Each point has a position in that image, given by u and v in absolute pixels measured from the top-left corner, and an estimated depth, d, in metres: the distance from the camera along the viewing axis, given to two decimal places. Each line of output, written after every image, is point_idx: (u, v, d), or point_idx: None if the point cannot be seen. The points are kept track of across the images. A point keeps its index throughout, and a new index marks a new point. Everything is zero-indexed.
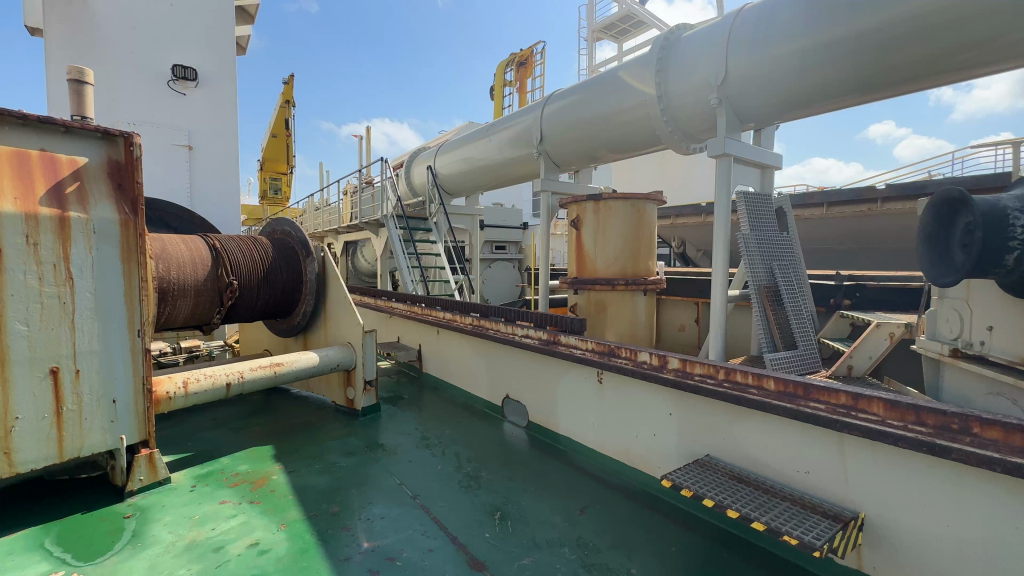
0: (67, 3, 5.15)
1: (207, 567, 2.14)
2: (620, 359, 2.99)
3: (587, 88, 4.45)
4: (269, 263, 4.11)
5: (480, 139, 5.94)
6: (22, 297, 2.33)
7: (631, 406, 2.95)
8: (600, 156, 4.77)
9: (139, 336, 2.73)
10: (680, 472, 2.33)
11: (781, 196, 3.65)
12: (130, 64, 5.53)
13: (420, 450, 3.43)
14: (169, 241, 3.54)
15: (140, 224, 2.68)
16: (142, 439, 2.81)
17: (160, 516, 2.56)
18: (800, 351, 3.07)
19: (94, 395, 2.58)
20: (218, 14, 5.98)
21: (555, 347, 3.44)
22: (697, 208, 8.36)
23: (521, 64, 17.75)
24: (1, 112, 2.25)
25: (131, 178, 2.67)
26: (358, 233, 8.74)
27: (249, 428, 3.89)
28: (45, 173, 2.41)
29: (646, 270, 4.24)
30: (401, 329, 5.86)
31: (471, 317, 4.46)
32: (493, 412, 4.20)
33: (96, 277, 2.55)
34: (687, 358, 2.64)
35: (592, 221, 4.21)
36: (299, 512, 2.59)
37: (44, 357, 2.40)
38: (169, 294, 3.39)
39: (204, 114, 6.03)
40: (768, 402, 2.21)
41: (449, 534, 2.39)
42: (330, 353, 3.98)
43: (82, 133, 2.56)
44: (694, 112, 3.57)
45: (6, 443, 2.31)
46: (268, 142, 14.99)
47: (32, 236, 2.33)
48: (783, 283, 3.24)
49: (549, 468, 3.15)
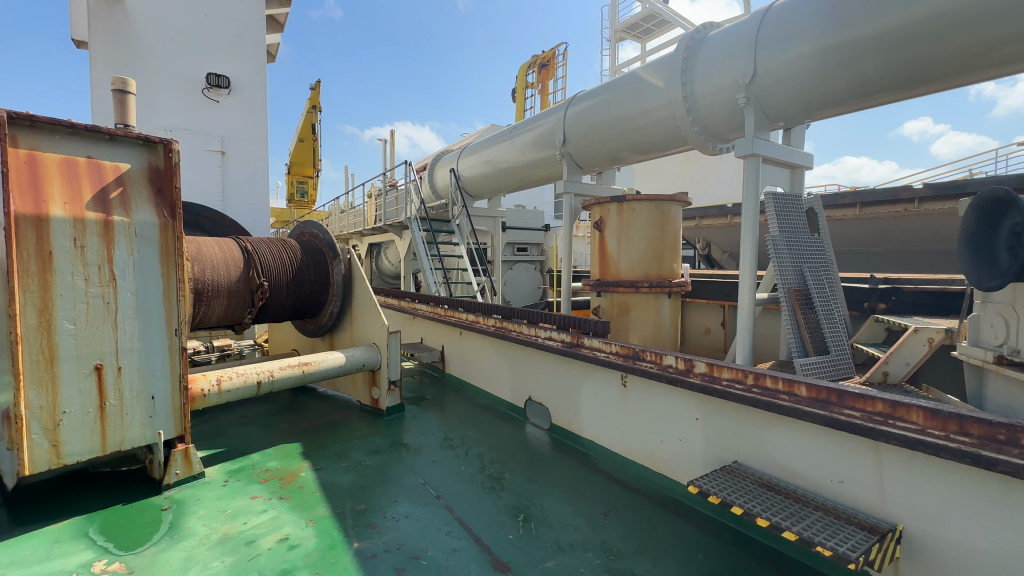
0: (110, 17, 5.40)
1: (240, 560, 2.20)
2: (645, 363, 2.95)
3: (611, 89, 4.42)
4: (297, 264, 4.22)
5: (503, 141, 5.96)
6: (69, 297, 2.44)
7: (655, 410, 2.91)
8: (624, 157, 4.73)
9: (176, 335, 2.84)
10: (707, 478, 2.29)
11: (812, 197, 3.55)
12: (167, 73, 5.77)
13: (443, 450, 3.47)
14: (204, 243, 3.66)
15: (177, 227, 2.80)
16: (178, 434, 2.92)
17: (195, 509, 2.65)
18: (831, 355, 2.98)
19: (134, 390, 2.69)
20: (250, 23, 6.17)
21: (578, 349, 3.42)
22: (722, 209, 8.21)
23: (543, 65, 17.79)
24: (52, 121, 2.38)
25: (171, 184, 2.79)
26: (382, 235, 8.89)
27: (278, 426, 3.99)
28: (91, 178, 2.53)
29: (670, 272, 4.18)
30: (425, 330, 5.93)
31: (494, 319, 4.47)
32: (515, 413, 4.21)
33: (137, 278, 2.66)
34: (715, 363, 2.59)
35: (615, 223, 4.18)
36: (327, 509, 2.65)
37: (89, 354, 2.52)
38: (203, 294, 3.51)
39: (236, 120, 6.23)
40: (800, 409, 2.16)
41: (472, 535, 2.40)
42: (356, 354, 4.06)
43: (125, 140, 2.67)
44: (721, 111, 3.51)
45: (54, 436, 2.43)
46: (296, 147, 15.50)
47: (79, 239, 2.45)
48: (814, 286, 3.15)
49: (572, 471, 3.14)
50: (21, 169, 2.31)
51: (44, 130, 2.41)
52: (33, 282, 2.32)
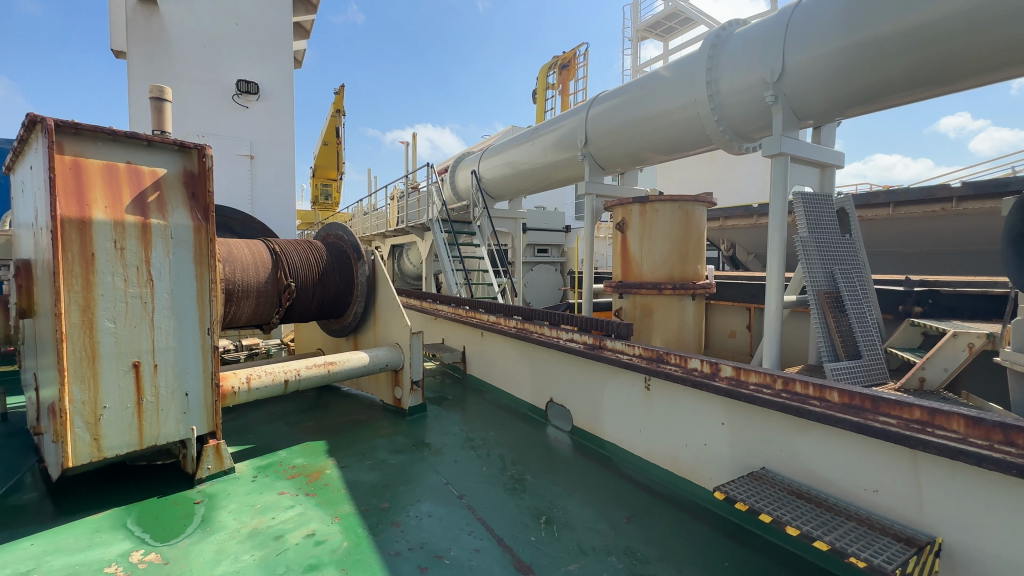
0: (147, 27, 5.62)
1: (268, 554, 2.26)
2: (669, 366, 2.92)
3: (634, 89, 4.38)
4: (323, 265, 4.30)
5: (524, 142, 5.97)
6: (110, 297, 2.55)
7: (680, 414, 2.87)
8: (647, 158, 4.68)
9: (208, 334, 2.93)
10: (734, 484, 2.25)
11: (843, 197, 3.44)
12: (200, 81, 5.97)
13: (465, 450, 3.49)
14: (234, 245, 3.77)
15: (210, 230, 2.89)
16: (210, 430, 3.01)
17: (226, 503, 2.73)
18: (864, 360, 2.89)
19: (169, 387, 2.79)
20: (278, 31, 6.35)
21: (600, 351, 3.40)
22: (748, 210, 8.04)
23: (564, 66, 17.76)
24: (94, 129, 2.49)
25: (204, 188, 2.88)
26: (404, 236, 9.00)
27: (304, 423, 4.08)
28: (130, 183, 2.63)
29: (694, 273, 4.12)
30: (446, 331, 5.98)
31: (514, 320, 4.48)
32: (536, 415, 4.21)
33: (172, 279, 2.76)
34: (741, 367, 2.53)
35: (638, 224, 4.13)
36: (351, 506, 2.69)
37: (128, 352, 2.62)
38: (234, 294, 3.62)
39: (264, 125, 6.40)
40: (831, 414, 2.10)
41: (494, 536, 2.41)
42: (380, 354, 4.12)
43: (162, 146, 2.77)
44: (747, 110, 3.44)
45: (95, 430, 2.54)
46: (320, 150, 15.86)
47: (119, 241, 2.56)
48: (845, 289, 3.06)
49: (594, 474, 3.11)
50: (67, 174, 2.43)
51: (88, 137, 2.53)
52: (77, 283, 2.43)
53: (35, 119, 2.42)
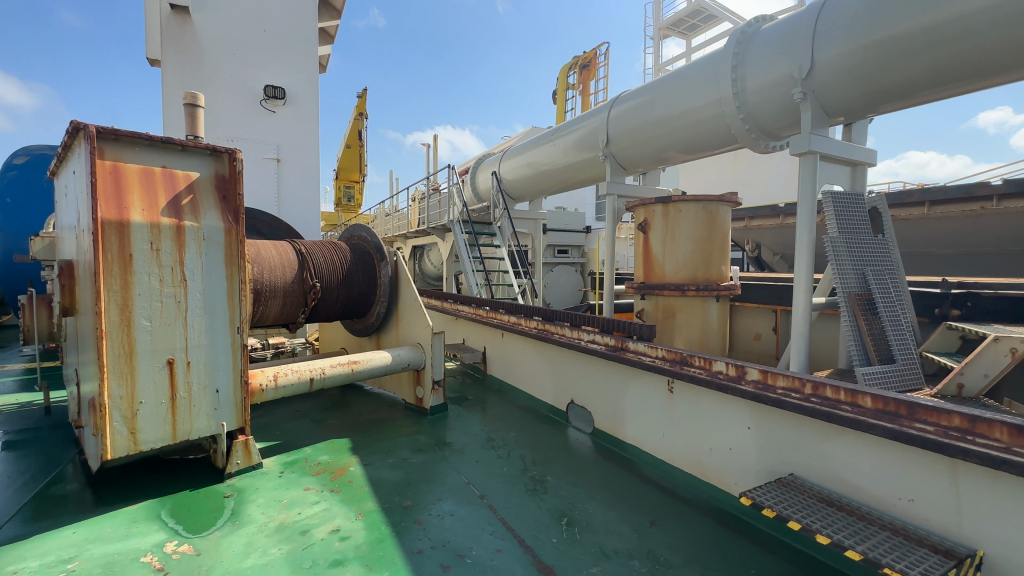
0: (180, 36, 5.82)
1: (295, 549, 2.31)
2: (693, 368, 2.87)
3: (657, 87, 4.33)
4: (347, 266, 4.37)
5: (545, 143, 5.96)
6: (146, 296, 2.65)
7: (704, 418, 2.82)
8: (670, 157, 4.62)
9: (238, 333, 3.01)
10: (761, 490, 2.20)
11: (875, 196, 3.33)
12: (230, 87, 6.14)
13: (486, 450, 3.50)
14: (262, 246, 3.87)
15: (240, 231, 2.97)
16: (239, 426, 3.10)
17: (254, 498, 2.80)
18: (898, 365, 2.79)
19: (201, 384, 2.88)
20: (304, 37, 6.50)
21: (623, 353, 3.37)
22: (774, 209, 7.84)
23: (584, 66, 17.71)
24: (132, 135, 2.59)
25: (235, 191, 2.97)
26: (425, 237, 9.09)
27: (328, 421, 4.16)
28: (166, 186, 2.73)
29: (719, 274, 4.04)
30: (467, 332, 6.01)
31: (535, 321, 4.48)
32: (556, 416, 4.20)
33: (205, 279, 2.85)
34: (769, 370, 2.48)
35: (660, 225, 4.08)
36: (375, 503, 2.73)
37: (162, 349, 2.72)
38: (262, 294, 3.71)
39: (291, 129, 6.55)
40: (864, 420, 2.03)
41: (516, 536, 2.41)
42: (402, 353, 4.17)
43: (195, 151, 2.87)
44: (773, 108, 3.37)
45: (132, 424, 2.64)
46: (343, 153, 16.17)
47: (155, 242, 2.65)
48: (878, 290, 2.96)
49: (616, 476, 3.09)
50: (107, 179, 2.54)
51: (126, 143, 2.63)
52: (115, 282, 2.53)
53: (78, 126, 2.54)
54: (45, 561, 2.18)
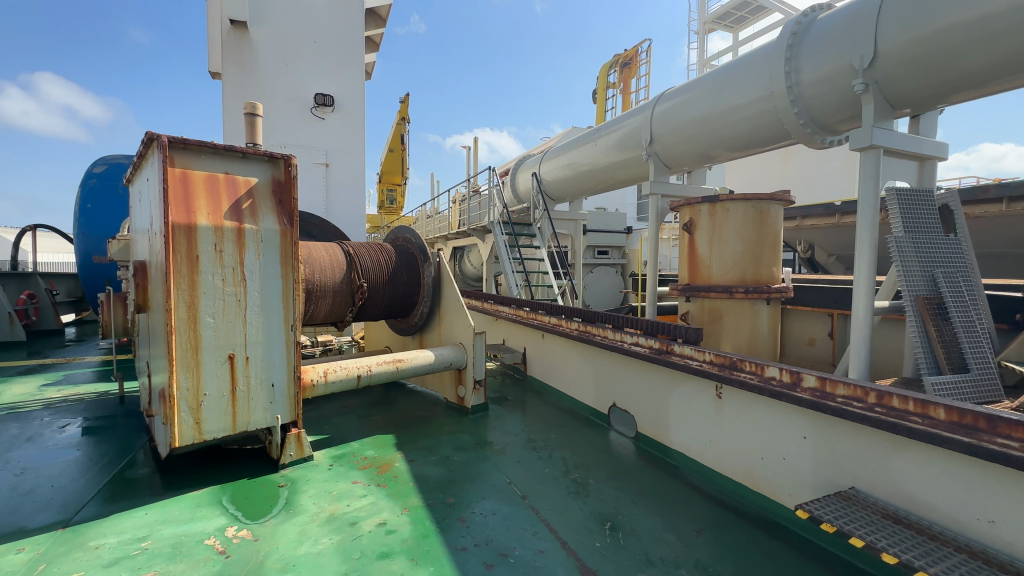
0: (239, 51, 6.19)
1: (345, 539, 2.39)
2: (743, 373, 2.77)
3: (705, 84, 4.21)
4: (392, 267, 4.49)
5: (586, 143, 5.91)
6: (211, 295, 2.82)
7: (755, 426, 2.71)
8: (717, 155, 4.48)
9: (292, 330, 3.15)
10: (819, 504, 2.09)
11: (946, 193, 3.09)
12: (283, 96, 6.46)
13: (527, 451, 3.51)
14: (314, 248, 4.04)
15: (294, 233, 3.10)
16: (292, 419, 3.24)
17: (306, 488, 2.93)
18: (973, 374, 2.58)
19: (258, 378, 3.04)
20: (352, 45, 6.73)
21: (668, 356, 3.29)
22: (828, 208, 7.41)
23: (625, 64, 17.46)
24: (199, 144, 2.77)
25: (290, 195, 3.11)
26: (466, 239, 9.22)
27: (373, 417, 4.29)
28: (228, 191, 2.90)
29: (769, 276, 3.86)
30: (507, 332, 6.05)
31: (576, 322, 4.45)
32: (598, 419, 4.15)
33: (262, 279, 3.00)
34: (827, 378, 2.35)
35: (707, 224, 3.95)
36: (419, 499, 2.79)
37: (224, 345, 2.88)
38: (313, 294, 3.88)
39: (338, 135, 6.81)
40: (936, 433, 1.89)
41: (559, 538, 2.40)
42: (444, 353, 4.24)
43: (254, 157, 3.04)
44: (831, 101, 3.21)
45: (197, 414, 2.82)
46: (386, 157, 16.69)
47: (218, 244, 2.82)
48: (949, 294, 2.75)
49: (661, 482, 3.02)
50: (177, 185, 2.72)
51: (193, 151, 2.81)
52: (184, 282, 2.72)
53: (152, 137, 2.74)
54: (122, 538, 2.37)
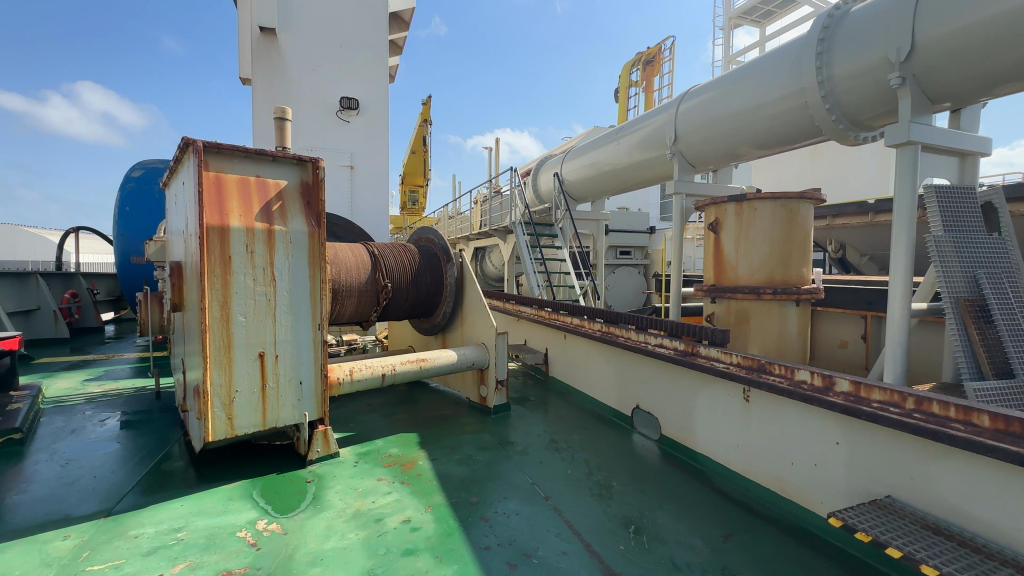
0: (268, 57, 6.36)
1: (371, 535, 2.43)
2: (772, 376, 2.70)
3: (731, 81, 4.13)
4: (416, 267, 4.55)
5: (609, 143, 5.86)
6: (243, 294, 2.91)
7: (785, 430, 2.64)
8: (744, 152, 4.38)
9: (319, 329, 3.22)
10: (853, 512, 2.03)
11: (990, 190, 2.95)
12: (310, 100, 6.61)
13: (549, 452, 3.50)
14: (340, 249, 4.12)
15: (321, 234, 3.17)
16: (319, 416, 3.31)
17: (333, 484, 2.99)
18: (1019, 380, 2.45)
19: (287, 376, 3.11)
20: (376, 49, 6.84)
21: (693, 358, 3.23)
22: (861, 206, 7.16)
23: (648, 62, 17.26)
24: (232, 149, 2.86)
25: (318, 196, 3.18)
26: (487, 240, 9.26)
27: (397, 415, 4.35)
28: (259, 194, 2.99)
29: (799, 277, 3.75)
30: (528, 333, 6.04)
31: (598, 323, 4.42)
32: (621, 421, 4.11)
33: (291, 279, 3.08)
34: (862, 382, 2.27)
35: (733, 224, 3.87)
36: (443, 497, 2.82)
37: (255, 343, 2.97)
38: (339, 293, 3.95)
39: (363, 137, 6.93)
40: (980, 442, 1.80)
41: (582, 540, 2.39)
42: (467, 353, 4.26)
43: (284, 160, 3.12)
44: (865, 95, 3.10)
45: (230, 410, 2.91)
46: (408, 158, 16.93)
47: (250, 245, 2.91)
48: (993, 295, 2.63)
49: (686, 487, 2.97)
50: (211, 188, 2.82)
51: (227, 155, 2.90)
52: (217, 281, 2.81)
53: (188, 142, 2.84)
54: (159, 528, 2.46)
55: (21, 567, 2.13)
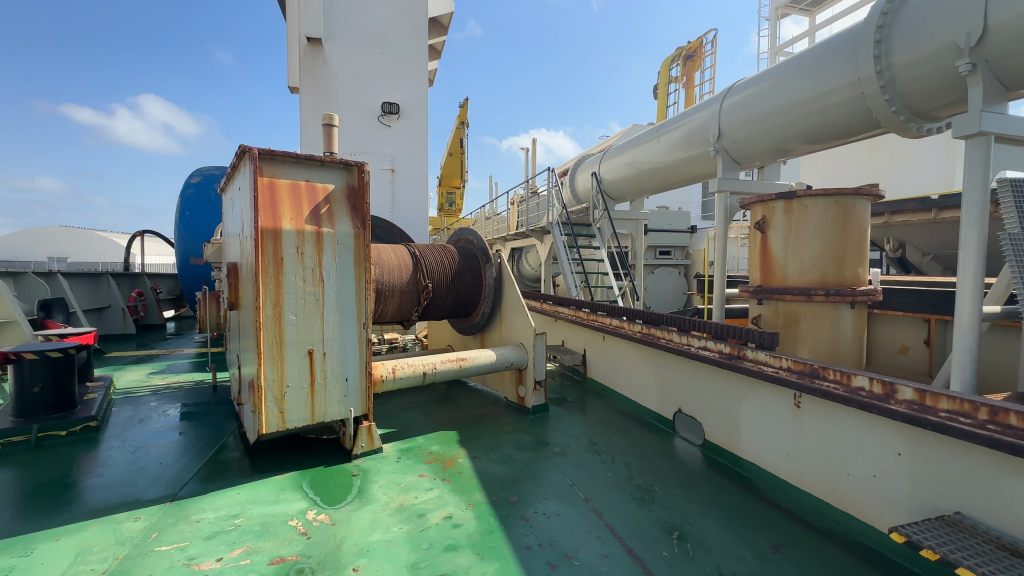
0: (315, 66, 6.62)
1: (414, 529, 2.49)
2: (826, 382, 2.58)
3: (780, 73, 3.96)
4: (456, 268, 4.62)
5: (648, 141, 5.75)
6: (294, 294, 3.05)
7: (841, 439, 2.52)
8: (793, 148, 4.20)
9: (364, 328, 3.33)
10: (918, 528, 1.91)
11: None
12: (353, 106, 6.82)
13: (589, 453, 3.48)
14: (383, 250, 4.24)
15: (366, 236, 3.27)
16: (364, 412, 3.42)
17: (377, 478, 3.08)
18: None
19: (334, 372, 3.23)
20: (416, 54, 6.99)
21: (739, 361, 3.13)
22: (923, 202, 6.72)
23: (688, 56, 16.81)
24: (284, 155, 3.00)
25: (363, 200, 3.28)
26: (524, 240, 9.29)
27: (436, 413, 4.43)
28: (309, 198, 3.12)
29: (854, 277, 3.56)
30: (566, 333, 6.02)
31: (639, 325, 4.34)
32: (662, 425, 4.03)
33: (338, 280, 3.20)
34: (927, 390, 2.13)
35: (782, 223, 3.71)
36: (483, 495, 2.85)
37: (304, 341, 3.10)
38: (382, 293, 4.07)
39: (403, 141, 7.09)
40: None
41: (624, 544, 2.36)
42: (506, 353, 4.29)
43: (331, 165, 3.24)
44: (929, 84, 2.91)
45: (281, 404, 3.05)
46: (446, 160, 17.23)
47: (300, 247, 3.04)
48: None
49: (732, 494, 2.88)
50: (266, 193, 2.96)
51: (279, 161, 3.05)
52: (271, 282, 2.95)
53: (244, 150, 3.00)
54: (218, 514, 2.61)
55: (99, 545, 2.31)
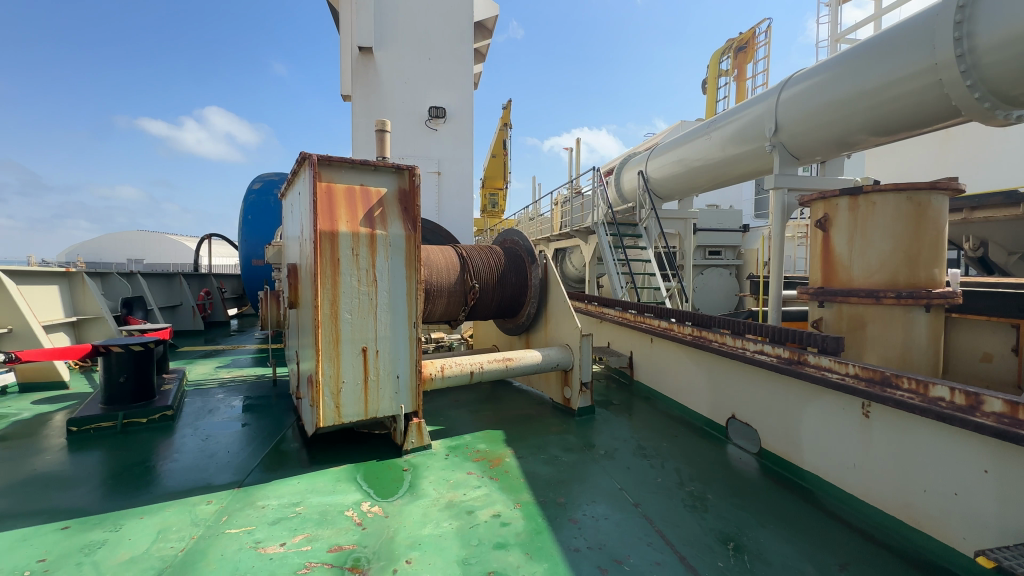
0: (366, 75, 6.87)
1: (464, 526, 2.53)
2: (900, 391, 2.40)
3: (843, 62, 3.74)
4: (502, 268, 4.66)
5: (698, 138, 5.58)
6: (349, 294, 3.17)
7: (916, 453, 2.34)
8: (858, 141, 3.97)
9: (414, 327, 3.42)
10: (1008, 552, 1.75)
11: None
12: (402, 112, 7.03)
13: (636, 457, 3.41)
14: (432, 251, 4.34)
15: (417, 237, 3.37)
16: (414, 409, 3.51)
17: (427, 474, 3.16)
18: None
19: (386, 370, 3.34)
20: (462, 58, 7.11)
21: (800, 367, 2.97)
22: (1009, 196, 6.15)
23: (740, 48, 16.17)
24: (341, 160, 3.14)
25: (414, 202, 3.38)
26: (568, 240, 9.24)
27: (482, 413, 4.48)
28: (363, 201, 3.24)
29: (929, 278, 3.27)
30: (612, 335, 5.93)
31: (689, 327, 4.22)
32: (714, 431, 3.89)
33: (390, 280, 3.31)
34: (1020, 402, 1.94)
35: (846, 221, 3.50)
36: (530, 495, 2.86)
37: (358, 339, 3.22)
38: (430, 293, 4.17)
39: (449, 144, 7.23)
40: None
41: (676, 552, 2.30)
42: (552, 353, 4.28)
43: (384, 169, 3.36)
44: (1019, 66, 2.64)
45: (337, 399, 3.19)
46: (489, 162, 17.43)
47: (355, 248, 3.16)
48: None
49: (793, 507, 2.74)
50: (324, 197, 3.11)
51: (335, 167, 3.19)
52: (328, 282, 3.09)
53: (304, 156, 3.16)
54: (281, 502, 2.76)
55: (177, 525, 2.51)
